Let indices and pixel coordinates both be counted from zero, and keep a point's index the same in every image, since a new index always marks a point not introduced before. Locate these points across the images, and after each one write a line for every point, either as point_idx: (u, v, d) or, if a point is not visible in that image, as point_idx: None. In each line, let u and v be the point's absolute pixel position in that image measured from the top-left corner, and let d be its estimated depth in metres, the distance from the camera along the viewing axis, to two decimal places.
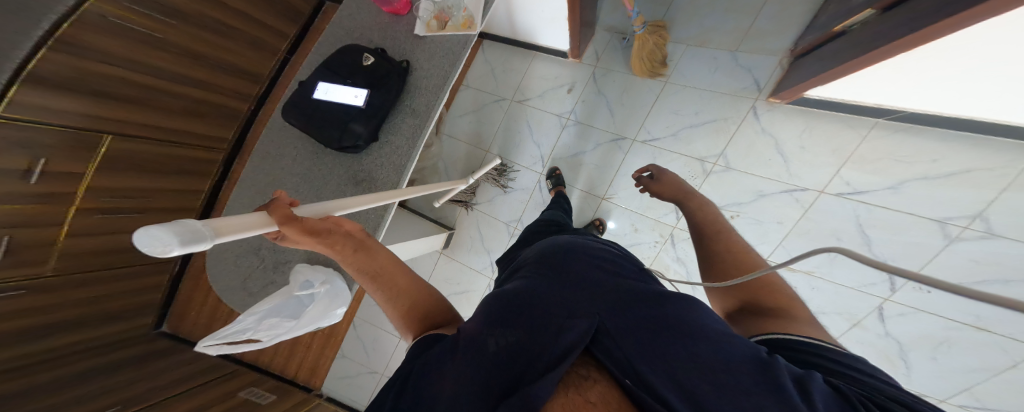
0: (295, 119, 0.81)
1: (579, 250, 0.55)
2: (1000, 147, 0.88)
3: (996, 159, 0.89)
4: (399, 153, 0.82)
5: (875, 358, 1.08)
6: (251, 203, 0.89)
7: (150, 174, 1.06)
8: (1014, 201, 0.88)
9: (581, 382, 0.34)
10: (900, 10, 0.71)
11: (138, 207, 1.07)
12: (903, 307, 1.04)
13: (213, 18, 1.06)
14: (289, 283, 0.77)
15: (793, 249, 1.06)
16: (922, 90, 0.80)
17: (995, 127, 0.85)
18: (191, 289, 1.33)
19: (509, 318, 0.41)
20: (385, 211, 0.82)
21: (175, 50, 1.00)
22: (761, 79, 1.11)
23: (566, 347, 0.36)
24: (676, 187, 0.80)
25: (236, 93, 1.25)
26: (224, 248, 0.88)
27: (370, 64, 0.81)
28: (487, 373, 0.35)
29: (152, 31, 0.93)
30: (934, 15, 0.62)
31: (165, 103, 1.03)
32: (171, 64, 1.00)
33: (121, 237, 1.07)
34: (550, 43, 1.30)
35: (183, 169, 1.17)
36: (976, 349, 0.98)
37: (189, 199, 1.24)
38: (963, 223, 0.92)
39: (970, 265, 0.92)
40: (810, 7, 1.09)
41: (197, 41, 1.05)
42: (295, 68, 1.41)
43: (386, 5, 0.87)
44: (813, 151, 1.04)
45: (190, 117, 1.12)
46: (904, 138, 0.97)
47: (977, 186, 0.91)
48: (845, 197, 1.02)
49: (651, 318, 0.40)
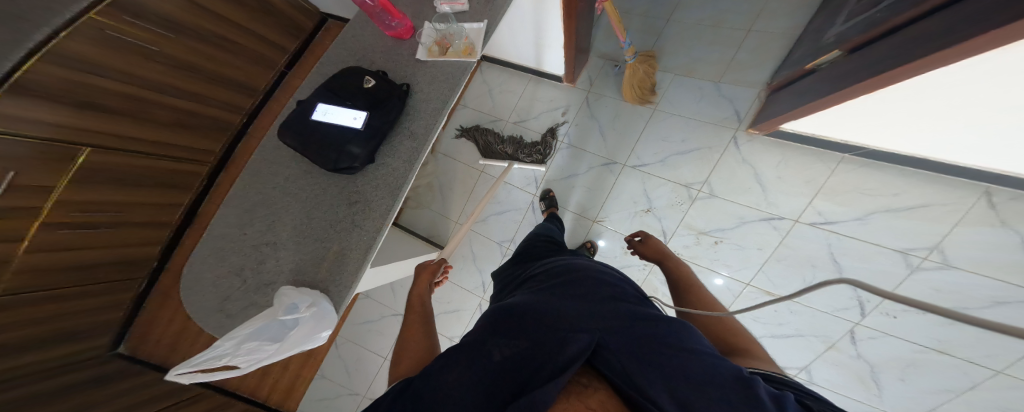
0: (289, 139, 0.80)
1: (582, 273, 0.59)
2: (952, 184, 0.97)
3: (948, 195, 0.98)
4: (396, 175, 0.82)
5: (850, 379, 1.13)
6: (238, 221, 0.86)
7: (126, 187, 1.00)
8: (968, 235, 0.96)
9: (581, 389, 0.39)
10: (862, 55, 0.79)
11: (109, 221, 0.99)
12: (872, 330, 1.10)
13: (209, 31, 1.09)
14: (272, 308, 0.75)
15: (773, 274, 1.11)
16: (886, 127, 0.88)
17: (948, 165, 0.93)
18: (155, 309, 1.18)
19: (515, 331, 0.45)
20: (378, 232, 0.80)
21: (169, 63, 1.01)
22: (741, 110, 1.18)
23: (569, 359, 0.39)
24: (658, 250, 0.86)
25: (227, 105, 1.23)
26: (205, 267, 0.85)
27: (371, 86, 0.82)
28: (497, 379, 0.40)
29: (149, 44, 0.95)
30: (892, 65, 0.69)
31: (152, 115, 1.00)
32: (159, 74, 0.99)
33: (89, 253, 0.97)
34: (550, 69, 1.35)
35: (165, 183, 1.12)
36: (941, 372, 1.05)
37: (167, 214, 1.16)
38: (923, 254, 1.00)
39: (932, 293, 0.99)
40: (785, 45, 1.18)
41: (191, 53, 1.06)
42: (292, 82, 1.42)
43: (390, 29, 0.91)
44: (789, 181, 1.11)
45: (176, 129, 1.09)
46: (869, 172, 1.05)
47: (933, 219, 0.99)
48: (818, 226, 1.08)
49: (648, 334, 0.43)
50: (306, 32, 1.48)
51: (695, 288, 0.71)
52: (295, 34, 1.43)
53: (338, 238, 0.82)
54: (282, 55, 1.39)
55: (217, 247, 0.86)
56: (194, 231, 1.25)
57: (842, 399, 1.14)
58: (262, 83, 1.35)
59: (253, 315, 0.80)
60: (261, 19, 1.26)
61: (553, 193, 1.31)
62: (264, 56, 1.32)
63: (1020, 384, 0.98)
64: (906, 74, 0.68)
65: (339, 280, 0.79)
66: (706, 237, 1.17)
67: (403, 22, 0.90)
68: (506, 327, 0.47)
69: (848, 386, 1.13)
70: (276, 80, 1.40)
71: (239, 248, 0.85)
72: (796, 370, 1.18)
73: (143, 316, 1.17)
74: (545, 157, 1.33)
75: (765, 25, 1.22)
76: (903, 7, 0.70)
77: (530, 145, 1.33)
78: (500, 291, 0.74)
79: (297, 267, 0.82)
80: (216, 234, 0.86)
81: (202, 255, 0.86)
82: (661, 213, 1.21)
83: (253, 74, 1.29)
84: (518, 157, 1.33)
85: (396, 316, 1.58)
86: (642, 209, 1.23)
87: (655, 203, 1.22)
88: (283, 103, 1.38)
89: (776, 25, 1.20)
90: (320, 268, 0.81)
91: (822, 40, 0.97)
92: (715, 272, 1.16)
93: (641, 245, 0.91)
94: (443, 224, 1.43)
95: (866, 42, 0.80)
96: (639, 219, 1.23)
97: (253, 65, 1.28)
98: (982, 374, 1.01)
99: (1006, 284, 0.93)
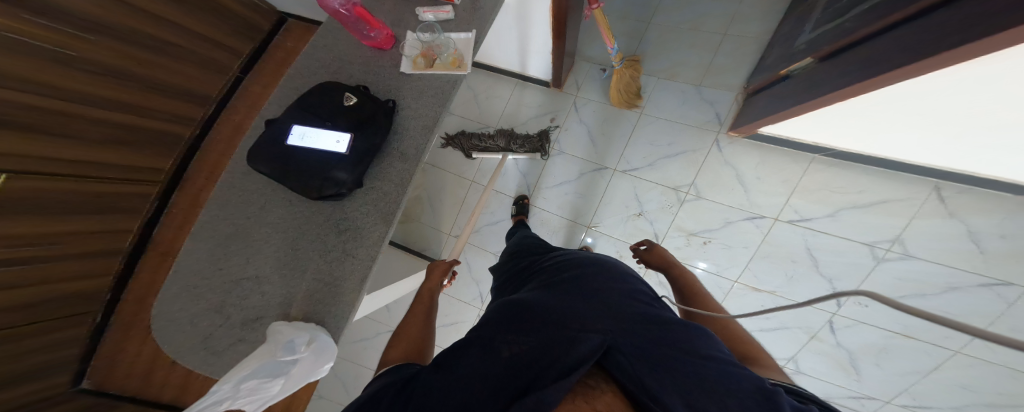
0: (265, 167, 0.72)
1: (592, 272, 0.59)
2: (908, 181, 1.08)
3: (905, 191, 1.08)
4: (388, 200, 0.77)
5: (833, 367, 1.24)
6: (210, 256, 0.77)
7: (68, 216, 0.88)
8: (923, 227, 1.07)
9: (588, 392, 0.39)
10: (833, 62, 0.83)
11: (47, 254, 0.86)
12: (848, 319, 1.21)
13: (140, 32, 0.96)
14: (269, 346, 0.69)
15: (758, 270, 1.18)
16: (854, 129, 0.94)
17: (905, 164, 1.04)
18: (115, 349, 1.01)
19: (524, 327, 0.45)
20: (373, 260, 0.76)
21: (91, 69, 0.87)
22: (721, 113, 1.23)
23: (579, 359, 0.39)
24: (663, 257, 0.90)
25: (173, 117, 1.10)
26: (177, 308, 0.76)
27: (353, 104, 0.76)
28: (503, 375, 0.39)
29: (59, 47, 0.81)
30: (860, 73, 0.74)
31: (81, 131, 0.88)
32: (81, 83, 0.85)
33: (32, 291, 0.85)
34: (534, 73, 1.34)
35: (110, 209, 0.98)
36: (909, 355, 1.18)
37: (112, 240, 1.01)
38: (886, 246, 1.10)
39: (896, 282, 1.09)
40: (757, 48, 1.24)
41: (117, 57, 0.92)
42: (251, 88, 1.30)
43: (369, 40, 0.86)
44: (768, 181, 1.17)
45: (118, 146, 0.97)
46: (838, 172, 1.13)
47: (895, 213, 1.09)
48: (795, 224, 1.16)
49: (662, 338, 0.43)
50: (264, 33, 1.37)
51: (699, 293, 0.74)
52: (251, 35, 1.31)
53: (328, 269, 0.76)
54: (236, 60, 1.27)
55: (187, 285, 0.76)
56: (150, 259, 1.09)
57: (827, 385, 1.25)
58: (215, 91, 1.21)
59: (243, 351, 0.74)
60: (206, 19, 1.13)
61: (526, 198, 1.32)
62: (213, 61, 1.19)
63: (973, 362, 1.12)
64: (867, 87, 0.72)
65: (336, 311, 0.74)
66: (695, 238, 1.21)
67: (383, 32, 0.85)
68: (515, 324, 0.46)
69: (830, 372, 1.24)
70: (231, 86, 1.26)
71: (215, 284, 0.76)
72: (785, 360, 1.27)
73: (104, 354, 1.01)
74: (538, 145, 1.30)
75: (738, 29, 1.26)
76: (871, 18, 0.74)
77: (521, 135, 1.31)
78: (504, 288, 0.73)
79: (285, 302, 0.75)
80: (183, 271, 0.77)
81: (169, 295, 0.76)
82: (653, 216, 1.24)
83: (202, 81, 1.16)
84: (512, 149, 1.31)
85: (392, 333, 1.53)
86: (635, 213, 1.25)
87: (646, 207, 1.25)
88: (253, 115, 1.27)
89: (749, 29, 1.25)
90: (311, 301, 0.75)
91: (793, 46, 1.02)
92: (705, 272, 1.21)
93: (648, 254, 0.95)
94: (435, 237, 1.39)
95: (835, 51, 0.85)
96: (632, 223, 1.25)
97: (201, 71, 1.15)
98: (943, 354, 1.15)
99: (958, 270, 1.05)
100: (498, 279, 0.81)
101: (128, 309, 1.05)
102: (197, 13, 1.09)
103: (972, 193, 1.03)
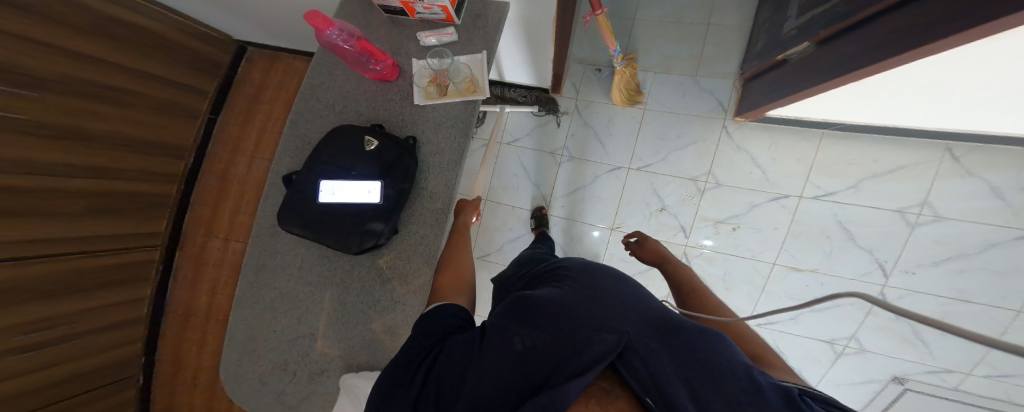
0: (298, 229, 0.70)
1: (604, 270, 0.57)
2: (918, 146, 1.13)
3: (919, 154, 1.13)
4: (426, 243, 0.75)
5: (897, 342, 1.23)
6: (258, 320, 0.80)
7: (32, 284, 0.96)
8: (944, 188, 1.12)
9: (603, 396, 0.37)
10: (831, 48, 0.85)
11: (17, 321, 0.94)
12: (900, 290, 1.17)
13: (91, 81, 0.98)
14: (349, 400, 0.74)
15: (794, 250, 1.21)
16: (857, 105, 0.97)
17: (912, 131, 1.07)
18: (171, 379, 1.41)
19: (539, 322, 0.44)
20: (423, 304, 0.76)
21: (44, 132, 0.91)
22: (723, 100, 1.25)
23: (595, 357, 0.37)
24: (655, 252, 0.92)
25: (126, 173, 1.14)
26: (241, 371, 0.80)
27: (375, 148, 0.72)
28: (518, 370, 0.39)
29: (18, 113, 0.85)
30: (853, 60, 0.78)
31: (25, 183, 0.88)
32: (29, 149, 0.88)
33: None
34: (511, 79, 1.32)
35: (97, 265, 1.12)
36: (975, 320, 1.14)
37: (128, 310, 1.27)
38: (916, 210, 1.15)
39: (934, 245, 1.15)
40: (745, 31, 1.25)
41: (69, 116, 0.95)
42: (235, 149, 1.45)
43: (372, 73, 0.80)
44: (782, 162, 1.20)
45: (70, 212, 1.01)
46: (850, 143, 1.17)
47: (914, 178, 1.14)
48: (820, 199, 1.19)
49: (683, 339, 0.41)
50: (224, 69, 1.43)
51: (698, 292, 0.71)
52: (209, 71, 1.37)
53: (380, 316, 0.77)
54: (204, 101, 1.38)
55: (245, 348, 0.80)
56: (174, 310, 1.41)
57: (894, 362, 1.23)
58: (189, 140, 1.36)
59: (316, 402, 0.80)
60: (159, 59, 1.16)
61: (544, 209, 1.32)
62: (176, 104, 1.26)
63: None
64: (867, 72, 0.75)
65: None
66: (723, 226, 1.24)
67: (387, 63, 0.80)
68: (526, 317, 0.45)
69: (896, 348, 1.23)
70: (201, 147, 1.42)
71: (272, 344, 0.80)
72: (846, 340, 1.26)
73: (159, 385, 1.41)
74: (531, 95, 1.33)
75: (722, 14, 1.27)
76: (858, 7, 0.76)
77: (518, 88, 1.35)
78: (512, 285, 0.72)
79: (345, 354, 0.79)
80: (237, 337, 0.80)
81: (231, 362, 0.80)
82: (675, 210, 1.26)
83: (179, 131, 1.30)
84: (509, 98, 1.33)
85: None
86: (656, 209, 1.27)
87: (667, 201, 1.26)
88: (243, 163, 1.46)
89: (733, 13, 1.26)
90: (371, 351, 0.78)
91: (782, 32, 1.04)
92: (740, 257, 1.24)
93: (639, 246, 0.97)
94: None
95: (832, 36, 0.86)
96: (656, 219, 1.27)
97: (164, 116, 1.23)
98: None
99: (992, 226, 1.11)
100: (505, 277, 0.79)
101: (167, 350, 1.41)
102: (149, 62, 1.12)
103: (984, 150, 1.09)
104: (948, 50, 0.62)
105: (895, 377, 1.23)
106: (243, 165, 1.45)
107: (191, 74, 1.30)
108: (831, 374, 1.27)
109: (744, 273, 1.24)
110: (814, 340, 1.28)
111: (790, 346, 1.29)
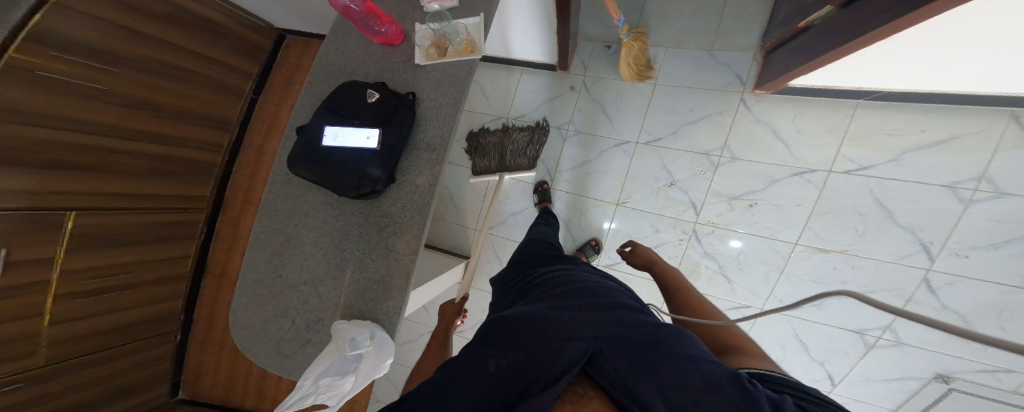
0: (303, 170, 0.75)
1: (575, 284, 0.59)
2: (977, 112, 0.99)
3: (977, 124, 0.99)
4: (421, 194, 0.78)
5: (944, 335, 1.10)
6: (267, 264, 0.84)
7: (105, 233, 1.09)
8: (1009, 160, 0.98)
9: (576, 399, 0.38)
10: (858, 7, 0.77)
11: (90, 266, 1.08)
12: (947, 276, 1.05)
13: (161, 62, 1.11)
14: (335, 344, 0.76)
15: (820, 230, 1.13)
16: (905, 69, 0.87)
17: (969, 97, 0.94)
18: (202, 338, 1.51)
19: (511, 339, 0.45)
20: (414, 253, 0.79)
21: (120, 101, 1.02)
22: (741, 73, 1.19)
23: (564, 367, 0.39)
24: (648, 258, 0.96)
25: (185, 144, 1.27)
26: (246, 316, 0.84)
27: (376, 99, 0.76)
28: (493, 386, 0.40)
29: (96, 84, 0.96)
30: (885, 13, 0.70)
31: (114, 144, 1.04)
32: (110, 115, 1.01)
33: (62, 277, 1.02)
34: (518, 55, 1.36)
35: (147, 222, 1.21)
36: None
37: (175, 268, 1.38)
38: (971, 186, 1.01)
39: (994, 225, 1.00)
40: (769, 1, 1.18)
41: (147, 90, 1.09)
42: (262, 123, 1.54)
43: (378, 36, 0.84)
44: (809, 134, 1.12)
45: (138, 176, 1.14)
46: (888, 114, 1.06)
47: (968, 150, 1.01)
48: (853, 174, 1.10)
49: (645, 340, 0.43)
50: (266, 53, 1.55)
51: (686, 291, 0.77)
52: (254, 56, 1.49)
53: (376, 267, 0.80)
54: (249, 81, 1.49)
55: (253, 294, 0.85)
56: (211, 272, 1.50)
57: (938, 358, 1.11)
58: (234, 115, 1.46)
59: (311, 351, 0.83)
60: (214, 42, 1.28)
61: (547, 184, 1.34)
62: (226, 84, 1.38)
63: None
64: (904, 25, 0.68)
65: (389, 307, 0.78)
66: (738, 203, 1.19)
67: (392, 26, 0.84)
68: (498, 335, 0.47)
69: (942, 342, 1.10)
70: (244, 121, 1.51)
71: (277, 291, 0.84)
72: (880, 330, 1.15)
73: (193, 343, 1.51)
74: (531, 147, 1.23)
75: None
76: None
77: (515, 134, 1.24)
78: (502, 299, 0.75)
79: (341, 302, 0.82)
80: (248, 280, 0.85)
81: (240, 306, 0.85)
82: (686, 185, 1.23)
83: (227, 107, 1.41)
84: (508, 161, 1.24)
85: None
86: (665, 184, 1.24)
87: (677, 176, 1.23)
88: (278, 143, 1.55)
89: None
90: (364, 299, 0.80)
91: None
92: (757, 236, 1.18)
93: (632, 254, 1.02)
94: (462, 233, 1.50)
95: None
96: (664, 194, 1.25)
97: (215, 95, 1.35)
98: None
99: None
100: (499, 287, 0.83)
101: (203, 309, 1.51)
102: (206, 42, 1.24)
103: None
104: None
105: (939, 375, 1.12)
106: (274, 141, 1.55)
107: (243, 55, 1.43)
108: (860, 369, 1.20)
109: (756, 253, 1.19)
110: (842, 330, 1.19)
111: (813, 335, 1.22)
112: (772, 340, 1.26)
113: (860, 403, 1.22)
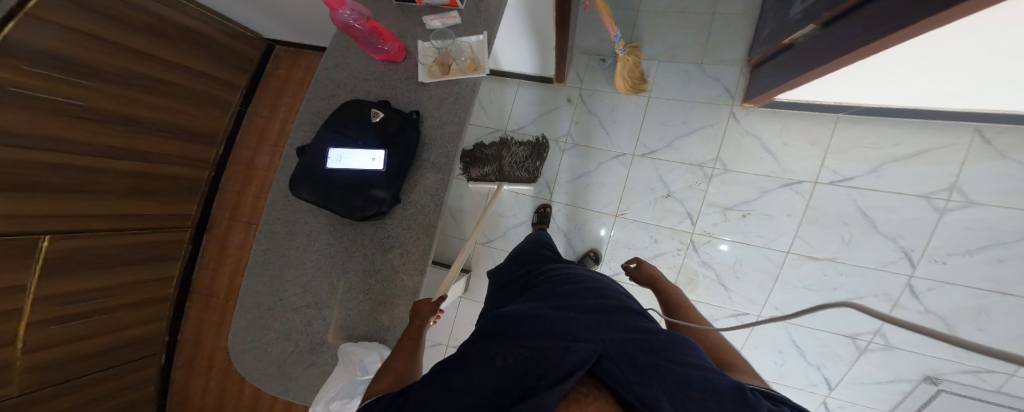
0: (306, 193, 0.73)
1: (577, 287, 0.59)
2: (945, 128, 1.07)
3: (945, 138, 1.08)
4: (427, 213, 0.78)
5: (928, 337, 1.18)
6: (267, 288, 0.82)
7: (83, 255, 1.03)
8: (976, 171, 1.06)
9: (580, 397, 0.38)
10: (839, 27, 0.82)
11: (67, 290, 1.01)
12: (929, 281, 1.12)
13: (141, 74, 1.06)
14: (343, 368, 0.74)
15: (810, 238, 1.19)
16: (880, 86, 0.93)
17: (936, 112, 1.02)
18: (189, 360, 1.46)
19: (517, 338, 0.44)
20: (421, 272, 0.78)
21: (97, 117, 0.97)
22: (730, 86, 1.24)
23: (571, 365, 0.38)
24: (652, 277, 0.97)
25: (168, 158, 1.21)
26: (244, 339, 0.81)
27: (380, 119, 0.76)
28: (498, 386, 0.39)
29: (70, 98, 0.91)
30: (866, 32, 0.74)
31: (93, 162, 0.99)
32: (87, 133, 0.96)
33: (38, 305, 0.95)
34: (510, 68, 1.38)
35: (126, 241, 1.15)
36: (1012, 314, 1.07)
37: (158, 289, 1.33)
38: (944, 196, 1.09)
39: (966, 232, 1.08)
40: (753, 18, 1.24)
41: (126, 104, 1.04)
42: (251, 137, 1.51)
43: (380, 53, 0.84)
44: (795, 146, 1.18)
45: (117, 193, 1.08)
46: (867, 128, 1.14)
47: (939, 162, 1.09)
48: (837, 185, 1.16)
49: (650, 348, 0.43)
50: (254, 64, 1.50)
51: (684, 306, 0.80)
52: (242, 67, 1.45)
53: (382, 287, 0.79)
54: (236, 93, 1.45)
55: (253, 317, 0.82)
56: (197, 291, 1.46)
57: (922, 359, 1.19)
58: (219, 128, 1.41)
59: (316, 374, 0.81)
60: (198, 52, 1.23)
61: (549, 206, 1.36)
62: (212, 96, 1.34)
63: None
64: (882, 46, 0.72)
65: (396, 328, 0.77)
66: (733, 213, 1.23)
67: (395, 44, 0.83)
68: (502, 333, 0.46)
69: (927, 343, 1.18)
70: (229, 136, 1.48)
71: (279, 313, 0.82)
72: (870, 335, 1.23)
73: (178, 366, 1.46)
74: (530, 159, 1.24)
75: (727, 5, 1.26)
76: None
77: (515, 144, 1.25)
78: (500, 298, 0.74)
79: (347, 324, 0.80)
80: (248, 304, 0.82)
81: (239, 330, 0.82)
82: (681, 196, 1.27)
83: (212, 120, 1.37)
84: (507, 173, 1.23)
85: (437, 346, 1.49)
86: (662, 195, 1.28)
87: (673, 187, 1.27)
88: (269, 158, 1.51)
89: (737, 3, 1.25)
90: (371, 321, 0.79)
91: (789, 15, 1.01)
92: (751, 245, 1.23)
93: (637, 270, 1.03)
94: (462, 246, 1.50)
95: (836, 17, 0.84)
96: (661, 205, 1.28)
97: (200, 107, 1.30)
98: None
99: None
100: (494, 288, 0.82)
101: (188, 330, 1.46)
102: (190, 53, 1.20)
103: (1018, 131, 1.03)
104: (962, 18, 0.60)
105: (927, 377, 1.19)
106: (265, 153, 1.52)
107: (229, 66, 1.38)
108: (855, 371, 1.26)
109: (749, 260, 1.24)
110: (836, 335, 1.26)
111: (808, 340, 1.28)
112: (770, 346, 1.31)
113: (857, 406, 1.28)
